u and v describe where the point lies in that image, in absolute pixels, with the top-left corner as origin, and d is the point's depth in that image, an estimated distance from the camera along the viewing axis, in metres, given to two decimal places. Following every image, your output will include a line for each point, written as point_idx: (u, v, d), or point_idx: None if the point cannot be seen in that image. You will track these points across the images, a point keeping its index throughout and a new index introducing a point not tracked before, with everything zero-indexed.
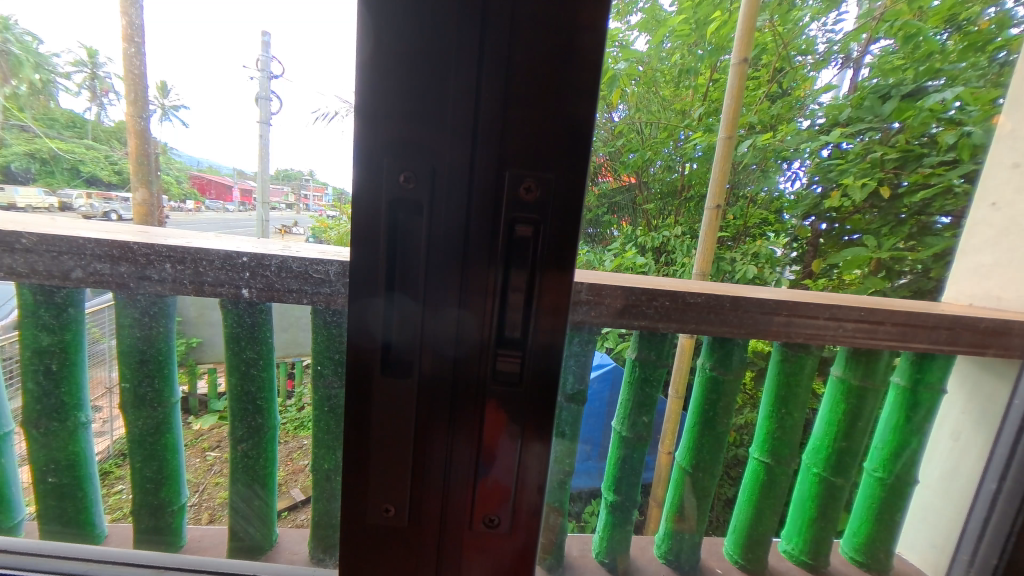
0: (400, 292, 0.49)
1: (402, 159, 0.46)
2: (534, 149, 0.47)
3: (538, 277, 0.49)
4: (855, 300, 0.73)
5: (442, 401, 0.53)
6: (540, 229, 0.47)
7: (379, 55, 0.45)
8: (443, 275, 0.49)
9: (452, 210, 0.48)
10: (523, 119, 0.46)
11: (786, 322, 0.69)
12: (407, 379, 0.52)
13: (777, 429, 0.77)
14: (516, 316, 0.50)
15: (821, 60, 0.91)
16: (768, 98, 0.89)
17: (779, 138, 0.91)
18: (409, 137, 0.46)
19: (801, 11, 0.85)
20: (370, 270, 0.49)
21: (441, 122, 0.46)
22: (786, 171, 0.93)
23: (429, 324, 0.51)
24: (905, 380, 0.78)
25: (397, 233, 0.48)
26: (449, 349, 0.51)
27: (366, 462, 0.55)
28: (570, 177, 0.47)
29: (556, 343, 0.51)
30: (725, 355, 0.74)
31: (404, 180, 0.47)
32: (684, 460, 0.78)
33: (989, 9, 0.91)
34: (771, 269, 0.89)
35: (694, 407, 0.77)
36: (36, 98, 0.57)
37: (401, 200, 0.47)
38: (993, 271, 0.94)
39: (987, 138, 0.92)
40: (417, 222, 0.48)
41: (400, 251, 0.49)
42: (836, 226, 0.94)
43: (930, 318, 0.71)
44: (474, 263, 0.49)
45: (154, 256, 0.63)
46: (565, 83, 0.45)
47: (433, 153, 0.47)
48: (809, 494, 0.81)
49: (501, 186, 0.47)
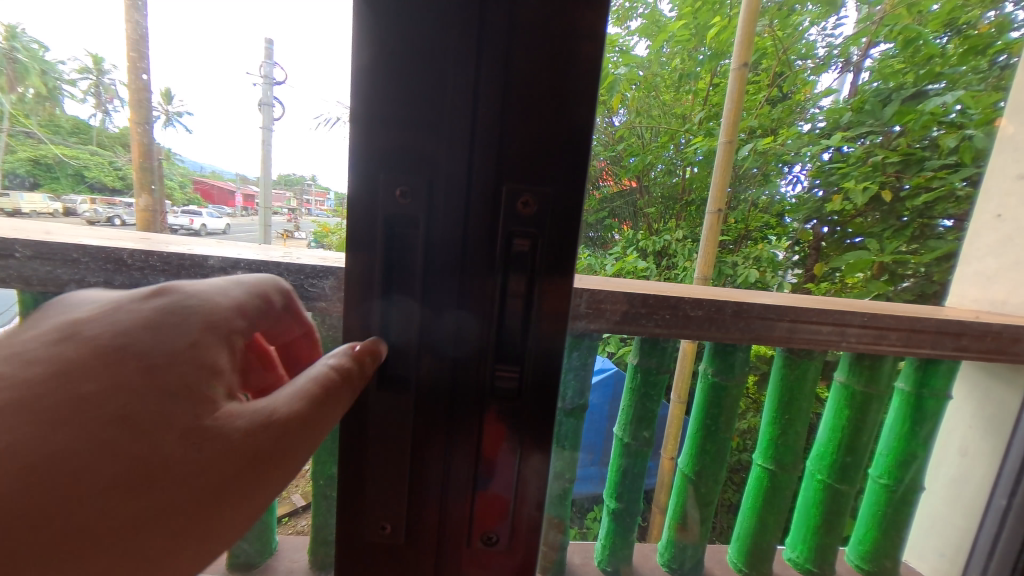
0: (397, 300, 0.50)
1: (399, 168, 0.47)
2: (533, 160, 0.47)
3: (538, 286, 0.49)
4: (856, 305, 0.72)
5: (440, 410, 0.53)
6: (537, 242, 0.48)
7: (376, 62, 0.45)
8: (441, 284, 0.50)
9: (450, 221, 0.48)
10: (521, 129, 0.46)
11: (787, 329, 0.69)
12: (405, 389, 0.52)
13: (779, 433, 0.77)
14: (515, 324, 0.50)
15: (821, 65, 0.90)
16: (768, 102, 0.88)
17: (778, 142, 0.91)
18: (406, 147, 0.46)
19: (800, 16, 0.84)
20: (367, 280, 0.49)
21: (437, 130, 0.46)
22: (787, 175, 0.93)
23: (428, 332, 0.50)
24: (910, 385, 0.77)
25: (394, 242, 0.48)
26: (448, 356, 0.51)
27: (360, 476, 0.54)
28: (569, 189, 0.47)
29: (557, 352, 0.50)
30: (727, 360, 0.73)
31: (399, 193, 0.47)
32: (687, 467, 0.77)
33: (988, 14, 0.94)
34: (773, 273, 0.89)
35: (696, 411, 0.76)
36: (43, 105, 0.58)
37: (397, 210, 0.47)
38: (997, 276, 0.89)
39: (988, 142, 0.92)
40: (415, 232, 0.48)
41: (397, 260, 0.49)
42: (838, 230, 0.96)
43: (933, 324, 0.71)
44: (472, 272, 0.50)
45: (148, 268, 0.63)
46: (564, 91, 0.45)
47: (431, 164, 0.47)
48: (813, 501, 0.80)
49: (499, 196, 0.48)
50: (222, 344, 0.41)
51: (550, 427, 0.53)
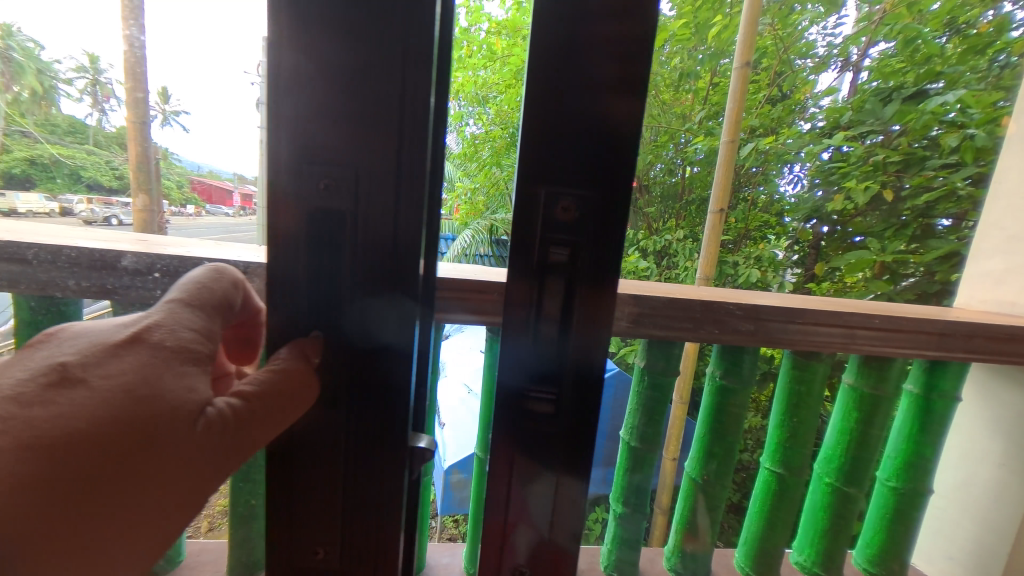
0: (326, 308, 0.45)
1: (323, 155, 0.42)
2: (566, 161, 0.45)
3: (574, 292, 0.48)
4: (864, 308, 0.72)
5: (379, 426, 0.48)
6: (576, 253, 0.47)
7: (310, 31, 0.40)
8: (375, 285, 0.45)
9: (382, 216, 0.43)
10: (554, 129, 0.45)
11: (799, 330, 0.68)
12: (340, 402, 0.47)
13: (789, 436, 0.76)
14: (551, 334, 0.50)
15: (819, 64, 1.08)
16: (768, 101, 1.10)
17: (780, 141, 1.11)
18: (336, 129, 0.41)
19: (801, 15, 0.97)
20: (294, 273, 0.44)
21: (377, 106, 0.41)
22: (787, 175, 1.14)
23: (361, 342, 0.46)
24: (918, 388, 0.78)
25: (320, 244, 0.43)
26: (384, 370, 0.46)
27: (290, 498, 0.49)
28: (606, 194, 0.46)
29: (592, 358, 0.50)
30: (735, 362, 0.72)
31: (324, 184, 0.42)
32: (696, 472, 0.76)
33: (987, 13, 0.91)
34: (773, 273, 1.13)
35: (703, 414, 0.76)
36: (39, 104, 0.57)
37: (320, 205, 0.42)
38: (1006, 278, 0.77)
39: (991, 141, 0.86)
40: (344, 230, 0.43)
41: (330, 254, 0.44)
42: (839, 229, 1.09)
43: (940, 326, 0.70)
44: (410, 266, 0.45)
45: (53, 269, 0.60)
46: (606, 90, 0.44)
47: (363, 149, 0.42)
48: (819, 504, 0.80)
49: (535, 205, 0.46)
50: (194, 362, 0.34)
51: (562, 436, 0.52)
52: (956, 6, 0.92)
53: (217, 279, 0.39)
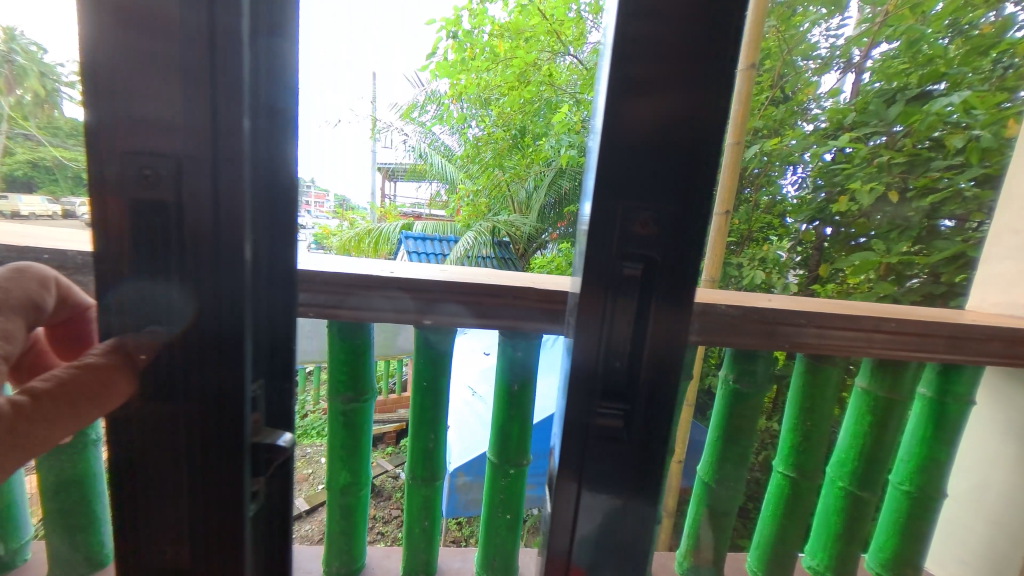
0: (146, 348, 0.31)
1: (135, 133, 0.28)
2: (645, 169, 0.33)
3: (646, 329, 0.36)
4: (880, 311, 0.63)
5: (214, 417, 0.33)
6: (652, 278, 0.35)
7: None
8: (208, 293, 0.31)
9: (203, 204, 0.30)
10: (639, 119, 0.32)
11: (815, 333, 0.58)
12: (171, 420, 0.33)
13: (802, 440, 0.69)
14: (626, 374, 0.37)
15: (822, 66, 1.15)
16: (773, 101, 1.21)
17: (785, 142, 1.20)
18: (125, 81, 0.28)
19: (801, 21, 1.09)
20: (115, 261, 0.30)
21: (159, 34, 0.27)
22: (791, 174, 1.21)
23: (182, 364, 0.32)
24: (931, 390, 0.67)
25: (141, 252, 0.30)
26: (214, 374, 0.32)
27: (137, 539, 0.35)
28: (690, 204, 0.34)
29: (667, 403, 0.38)
30: (749, 365, 0.66)
31: (143, 171, 0.29)
32: (707, 473, 0.68)
33: (989, 14, 0.91)
34: (779, 275, 1.27)
35: (717, 419, 0.70)
36: None
37: (139, 199, 0.29)
38: (1017, 280, 0.71)
39: (999, 140, 0.84)
40: (166, 231, 0.30)
41: (144, 234, 0.30)
42: (844, 231, 1.11)
43: (965, 330, 0.60)
44: (240, 243, 0.31)
45: None
46: (695, 64, 0.32)
47: (159, 105, 0.28)
48: (829, 508, 0.71)
49: (612, 212, 0.34)
50: None
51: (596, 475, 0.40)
52: (958, 7, 0.91)
53: (17, 278, 0.31)
